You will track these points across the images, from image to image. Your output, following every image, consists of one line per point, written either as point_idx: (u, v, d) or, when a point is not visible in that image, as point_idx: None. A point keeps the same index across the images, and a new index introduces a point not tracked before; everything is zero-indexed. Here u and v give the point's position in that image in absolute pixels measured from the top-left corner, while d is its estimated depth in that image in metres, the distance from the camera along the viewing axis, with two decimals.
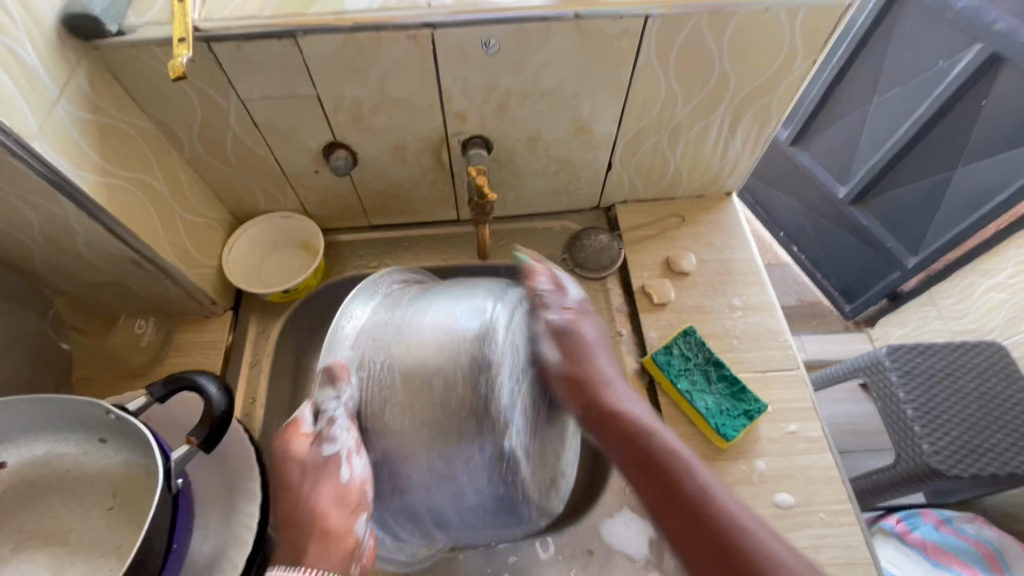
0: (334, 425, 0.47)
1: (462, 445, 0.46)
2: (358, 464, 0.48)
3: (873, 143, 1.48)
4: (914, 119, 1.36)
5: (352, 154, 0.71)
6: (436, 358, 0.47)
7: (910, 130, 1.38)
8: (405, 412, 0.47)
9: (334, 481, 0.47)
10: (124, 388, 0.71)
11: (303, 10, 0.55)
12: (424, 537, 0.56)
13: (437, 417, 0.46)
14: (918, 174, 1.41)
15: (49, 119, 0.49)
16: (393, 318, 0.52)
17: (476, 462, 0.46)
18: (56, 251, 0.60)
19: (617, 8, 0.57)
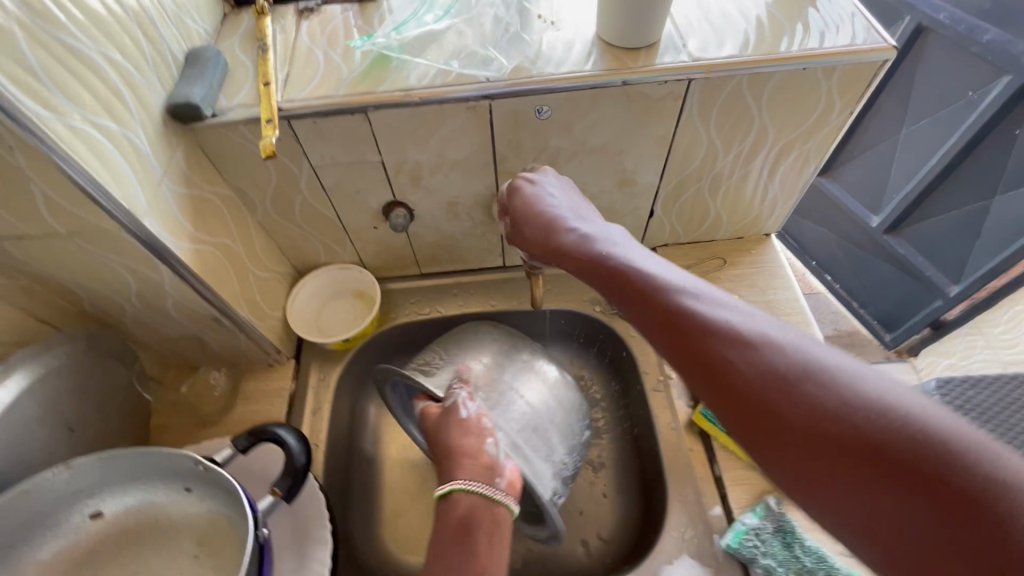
0: (458, 390, 0.65)
1: (542, 385, 0.70)
2: (472, 404, 0.64)
3: (906, 174, 1.48)
4: (946, 148, 1.36)
5: (409, 211, 0.76)
6: (507, 356, 0.72)
7: (943, 158, 1.37)
8: (504, 377, 0.69)
9: (461, 415, 0.62)
10: (197, 436, 0.74)
11: (374, 89, 0.61)
12: (556, 488, 0.65)
13: (525, 374, 0.70)
14: (956, 202, 1.38)
15: (155, 196, 0.54)
16: (454, 350, 0.71)
17: (551, 403, 0.69)
18: (147, 310, 0.65)
19: (663, 75, 0.60)
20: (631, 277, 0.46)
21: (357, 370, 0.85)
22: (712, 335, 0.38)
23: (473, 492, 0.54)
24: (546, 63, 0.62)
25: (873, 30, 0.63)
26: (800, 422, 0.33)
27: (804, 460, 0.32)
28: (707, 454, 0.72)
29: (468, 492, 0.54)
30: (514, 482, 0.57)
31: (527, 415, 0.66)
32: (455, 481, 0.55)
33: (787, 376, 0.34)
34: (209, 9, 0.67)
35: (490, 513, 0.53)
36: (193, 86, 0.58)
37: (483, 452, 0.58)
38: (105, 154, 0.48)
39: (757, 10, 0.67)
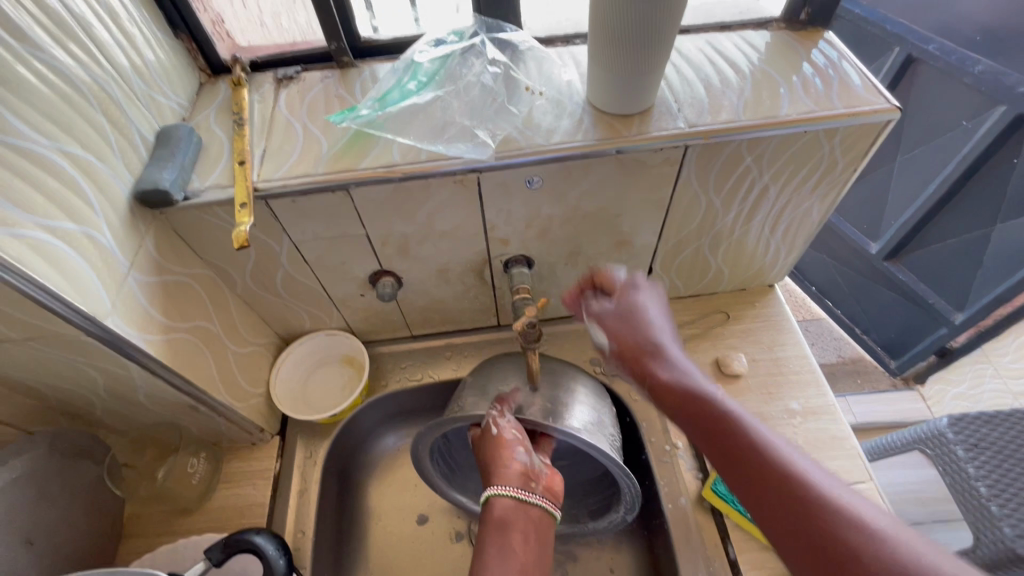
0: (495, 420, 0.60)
1: (572, 397, 0.63)
2: (506, 419, 0.60)
3: (902, 203, 1.45)
4: (942, 178, 1.32)
5: (397, 279, 0.72)
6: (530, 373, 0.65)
7: (939, 188, 1.33)
8: (537, 397, 0.62)
9: (497, 436, 0.59)
10: (174, 526, 0.70)
11: (354, 166, 0.58)
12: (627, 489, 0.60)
13: (552, 391, 0.63)
14: (955, 230, 1.34)
15: (120, 292, 0.50)
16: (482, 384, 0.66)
17: (587, 410, 0.62)
18: (117, 402, 0.60)
19: (658, 143, 0.58)
20: (645, 349, 0.52)
21: (347, 442, 0.81)
22: (732, 428, 0.44)
23: (506, 495, 0.55)
24: (535, 133, 0.59)
25: (879, 91, 0.60)
26: (805, 533, 0.37)
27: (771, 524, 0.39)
28: (720, 533, 0.67)
29: (500, 496, 0.56)
30: (550, 486, 0.58)
31: (590, 414, 0.62)
32: (494, 493, 0.55)
33: (797, 486, 0.39)
34: (184, 82, 0.65)
35: (525, 514, 0.55)
36: (162, 170, 0.55)
37: (519, 463, 0.57)
38: (60, 258, 0.44)
39: (752, 67, 0.64)
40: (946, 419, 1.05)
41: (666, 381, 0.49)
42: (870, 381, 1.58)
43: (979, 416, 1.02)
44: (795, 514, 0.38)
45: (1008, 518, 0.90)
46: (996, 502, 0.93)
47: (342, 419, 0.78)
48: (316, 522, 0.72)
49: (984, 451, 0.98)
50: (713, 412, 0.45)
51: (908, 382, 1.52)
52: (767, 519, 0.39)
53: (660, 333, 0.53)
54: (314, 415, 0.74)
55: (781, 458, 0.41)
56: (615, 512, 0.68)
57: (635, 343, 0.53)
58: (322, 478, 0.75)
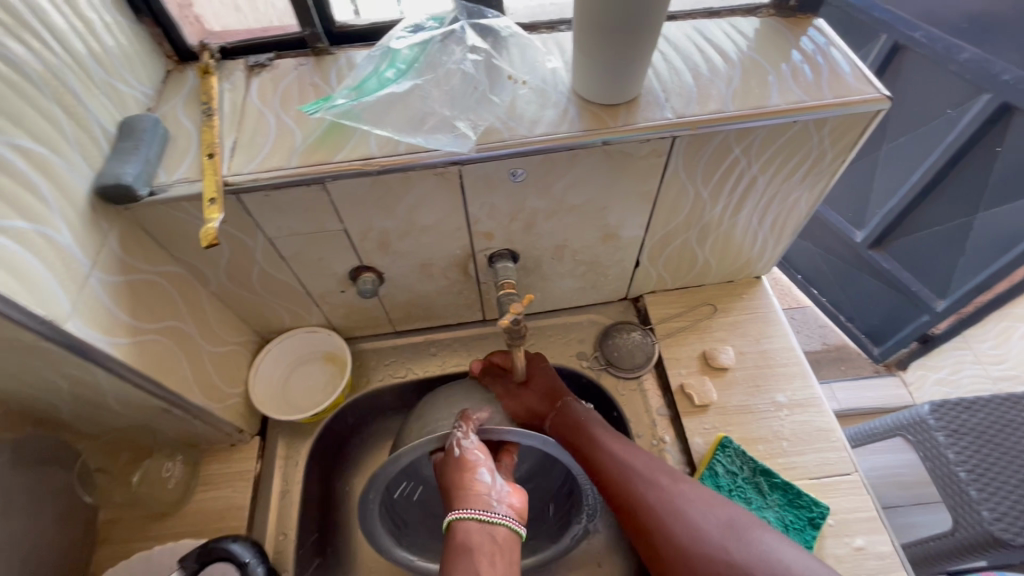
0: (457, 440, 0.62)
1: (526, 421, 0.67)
2: (469, 439, 0.61)
3: (886, 192, 1.45)
4: (926, 167, 1.32)
5: (378, 274, 0.70)
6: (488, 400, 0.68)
7: (923, 177, 1.33)
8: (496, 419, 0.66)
9: (459, 457, 0.60)
10: (151, 531, 0.68)
11: (330, 158, 0.55)
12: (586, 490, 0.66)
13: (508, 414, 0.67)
14: (938, 219, 1.34)
15: (81, 294, 0.48)
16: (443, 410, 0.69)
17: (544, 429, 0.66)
18: (85, 407, 0.58)
19: (645, 133, 0.56)
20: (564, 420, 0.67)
21: (330, 441, 0.79)
22: (598, 447, 0.63)
23: (468, 518, 0.56)
24: (518, 123, 0.57)
25: (868, 80, 0.59)
26: (641, 519, 0.57)
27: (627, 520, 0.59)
28: None
29: (463, 520, 0.56)
30: (515, 506, 0.59)
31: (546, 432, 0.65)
32: (455, 516, 0.56)
33: (643, 499, 0.58)
34: (148, 69, 0.61)
35: (489, 534, 0.55)
36: (125, 164, 0.52)
37: (480, 484, 0.58)
38: (14, 260, 0.42)
39: (740, 55, 0.63)
40: (928, 405, 1.04)
41: (570, 419, 0.67)
42: (854, 368, 1.60)
43: (960, 402, 1.03)
44: (638, 508, 0.58)
45: (987, 503, 0.92)
46: (975, 487, 0.94)
47: (324, 418, 0.76)
48: (299, 524, 0.71)
49: (964, 437, 0.99)
50: (588, 437, 0.64)
51: (890, 369, 1.56)
52: (626, 516, 0.59)
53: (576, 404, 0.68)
54: (295, 415, 0.72)
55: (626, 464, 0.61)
56: (577, 522, 0.72)
57: (557, 407, 0.68)
58: (304, 478, 0.74)
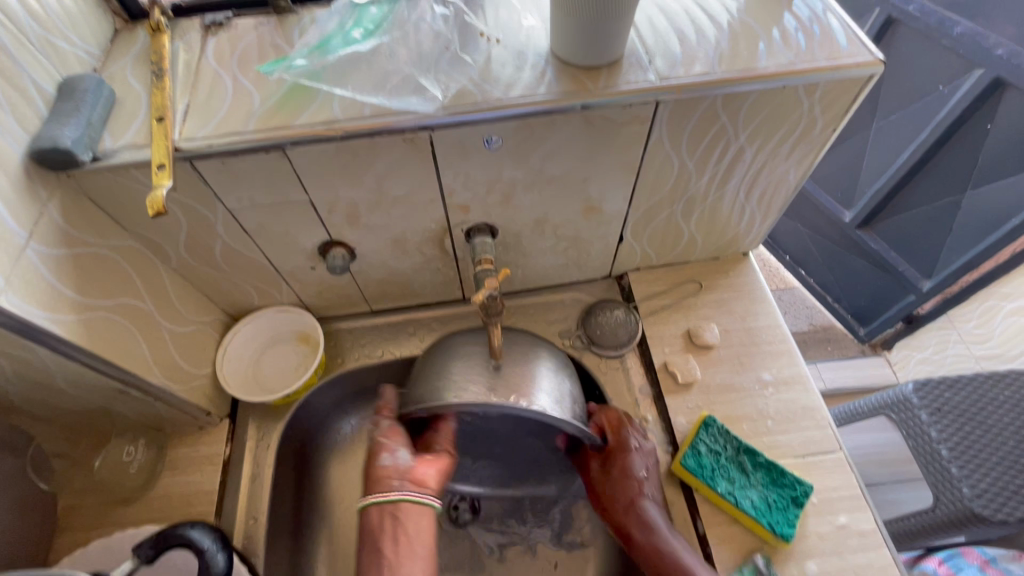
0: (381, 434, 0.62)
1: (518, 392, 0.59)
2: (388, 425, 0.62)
3: (875, 170, 1.43)
4: (917, 145, 1.30)
5: (350, 250, 0.67)
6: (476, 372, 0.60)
7: (913, 155, 1.31)
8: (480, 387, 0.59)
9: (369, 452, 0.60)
10: (115, 517, 0.65)
11: (290, 122, 0.51)
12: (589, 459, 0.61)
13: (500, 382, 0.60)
14: (925, 198, 1.33)
15: (16, 268, 0.44)
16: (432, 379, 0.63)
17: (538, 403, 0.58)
18: (33, 389, 0.55)
19: (626, 97, 0.53)
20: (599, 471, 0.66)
21: (304, 424, 0.76)
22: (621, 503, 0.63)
23: (377, 503, 0.54)
24: (492, 86, 0.53)
25: (860, 41, 0.57)
26: (658, 574, 0.58)
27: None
28: (689, 508, 0.65)
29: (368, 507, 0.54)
30: (422, 478, 0.57)
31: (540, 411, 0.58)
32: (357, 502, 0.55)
33: (660, 569, 0.58)
34: (94, 26, 0.57)
35: (388, 516, 0.53)
36: (64, 126, 0.48)
37: (382, 468, 0.57)
38: None
39: (729, 17, 0.60)
40: (911, 384, 1.05)
41: (601, 474, 0.66)
42: (840, 348, 1.60)
43: (943, 381, 1.03)
44: (656, 571, 0.58)
45: (968, 480, 0.93)
46: (956, 464, 0.95)
47: (297, 400, 0.73)
48: (270, 508, 0.68)
49: (947, 415, 1.00)
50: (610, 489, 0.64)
51: (876, 349, 1.57)
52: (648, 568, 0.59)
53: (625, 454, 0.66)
54: (264, 397, 0.69)
55: (644, 521, 0.61)
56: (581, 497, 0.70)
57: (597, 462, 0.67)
58: (276, 462, 0.71)
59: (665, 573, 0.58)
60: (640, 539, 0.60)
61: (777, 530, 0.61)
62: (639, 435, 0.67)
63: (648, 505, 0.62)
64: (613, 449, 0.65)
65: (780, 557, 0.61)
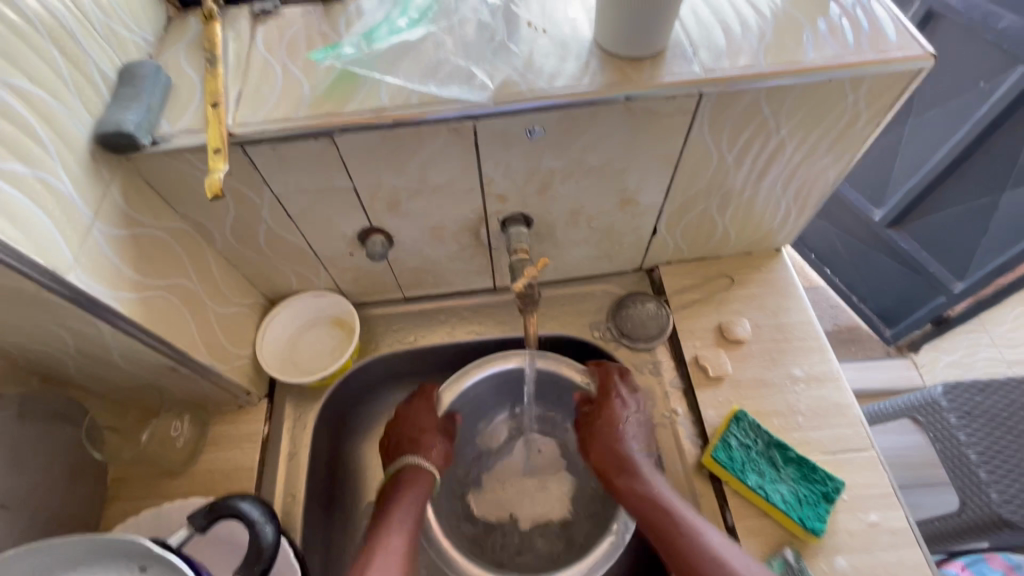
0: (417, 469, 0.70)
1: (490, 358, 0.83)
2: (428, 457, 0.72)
3: (909, 168, 1.39)
4: (953, 143, 1.27)
5: (388, 237, 0.68)
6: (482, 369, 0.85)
7: (948, 154, 1.28)
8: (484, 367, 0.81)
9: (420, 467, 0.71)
10: (161, 489, 0.68)
11: (339, 110, 0.53)
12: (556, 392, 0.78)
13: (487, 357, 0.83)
14: (955, 198, 1.31)
15: (83, 245, 0.46)
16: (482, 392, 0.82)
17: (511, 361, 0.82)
18: (90, 362, 0.57)
19: (670, 89, 0.53)
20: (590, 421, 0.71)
21: (338, 406, 0.78)
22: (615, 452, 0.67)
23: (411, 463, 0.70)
24: (537, 76, 0.54)
25: (910, 34, 0.55)
26: (646, 515, 0.62)
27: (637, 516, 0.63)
28: (718, 499, 0.66)
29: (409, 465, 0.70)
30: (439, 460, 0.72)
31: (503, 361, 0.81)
32: (412, 460, 0.70)
33: (650, 509, 0.62)
34: (149, 14, 0.58)
35: (404, 479, 0.69)
36: (127, 111, 0.50)
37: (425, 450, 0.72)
38: (12, 207, 0.40)
39: (775, 8, 0.59)
40: (941, 386, 1.04)
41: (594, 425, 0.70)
42: (863, 349, 1.51)
43: (975, 384, 1.02)
44: (644, 511, 0.62)
45: (997, 485, 0.92)
46: (986, 469, 0.94)
47: (333, 382, 0.75)
48: (306, 486, 0.70)
49: (977, 420, 0.99)
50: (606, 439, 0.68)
51: (901, 351, 1.48)
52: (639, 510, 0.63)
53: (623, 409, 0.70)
54: (302, 379, 0.71)
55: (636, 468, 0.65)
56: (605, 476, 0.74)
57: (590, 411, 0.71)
58: (312, 442, 0.73)
59: (672, 536, 0.59)
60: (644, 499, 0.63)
61: (807, 524, 0.61)
62: (631, 399, 0.70)
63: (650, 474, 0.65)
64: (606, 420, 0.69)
65: (809, 551, 0.61)
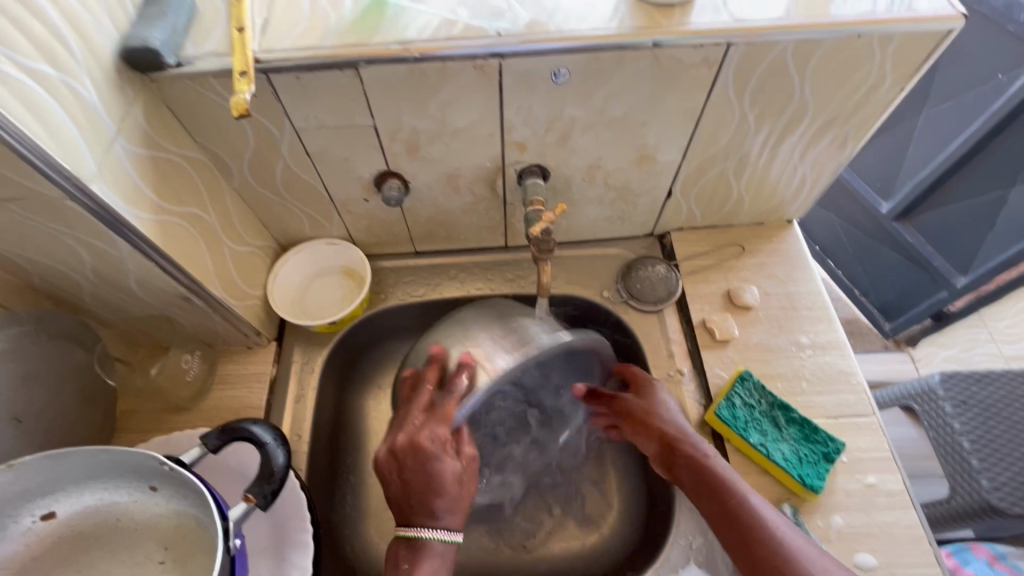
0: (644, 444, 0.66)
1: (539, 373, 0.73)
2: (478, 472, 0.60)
3: (885, 158, 1.34)
4: (967, 135, 1.14)
5: (404, 183, 0.68)
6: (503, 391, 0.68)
7: (964, 145, 1.15)
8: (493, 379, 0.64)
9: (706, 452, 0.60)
10: (169, 422, 0.69)
11: (365, 41, 0.52)
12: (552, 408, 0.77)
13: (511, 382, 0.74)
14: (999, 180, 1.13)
15: (106, 158, 0.46)
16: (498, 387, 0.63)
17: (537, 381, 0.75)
18: (106, 286, 0.57)
19: (697, 37, 0.53)
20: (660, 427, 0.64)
21: (345, 353, 0.79)
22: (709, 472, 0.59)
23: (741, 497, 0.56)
24: (565, 18, 0.54)
25: None
26: (708, 495, 0.58)
27: (715, 506, 0.57)
28: (720, 456, 0.67)
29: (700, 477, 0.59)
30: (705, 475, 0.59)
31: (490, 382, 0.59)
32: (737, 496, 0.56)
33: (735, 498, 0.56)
34: None
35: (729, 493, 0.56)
36: (152, 28, 0.49)
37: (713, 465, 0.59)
38: (39, 107, 0.40)
39: None
40: (938, 376, 1.05)
41: (672, 430, 0.63)
42: (861, 342, 1.47)
43: (970, 374, 1.04)
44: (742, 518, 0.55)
45: (987, 473, 0.94)
46: (977, 457, 0.96)
47: (342, 328, 0.76)
48: (313, 427, 0.71)
49: (971, 408, 1.01)
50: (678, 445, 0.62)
51: (899, 344, 1.45)
52: (720, 514, 0.56)
53: (676, 419, 0.64)
54: (311, 321, 0.71)
55: (728, 483, 0.57)
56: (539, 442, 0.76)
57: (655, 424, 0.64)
58: (319, 385, 0.74)
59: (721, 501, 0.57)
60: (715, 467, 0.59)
61: (806, 481, 0.62)
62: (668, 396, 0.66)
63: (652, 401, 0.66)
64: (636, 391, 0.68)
65: (807, 508, 0.63)
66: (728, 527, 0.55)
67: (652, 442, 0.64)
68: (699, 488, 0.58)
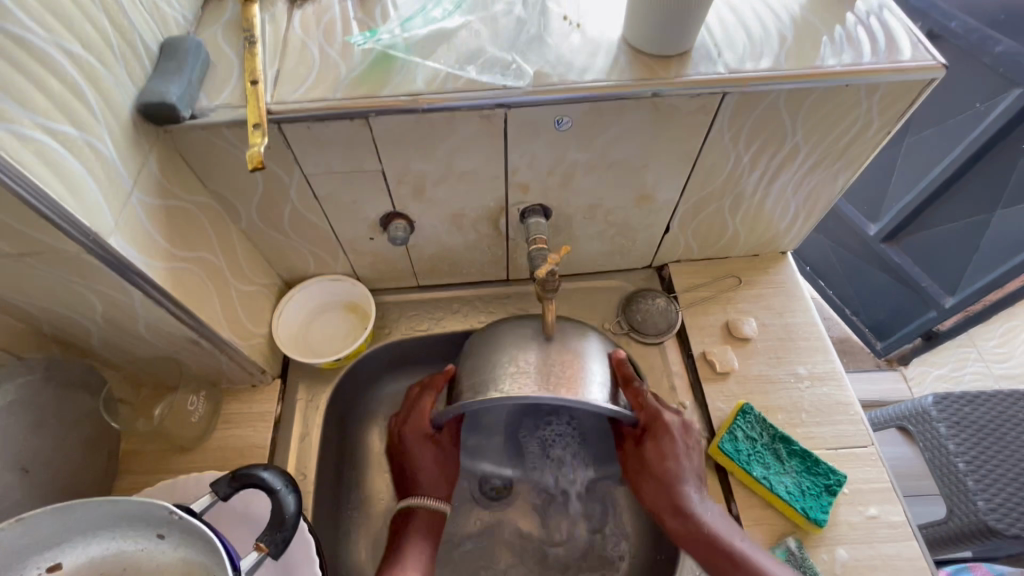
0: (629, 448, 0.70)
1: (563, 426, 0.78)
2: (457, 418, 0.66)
3: (872, 184, 1.38)
4: (950, 160, 1.17)
5: (409, 223, 0.69)
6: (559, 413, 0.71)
7: (947, 170, 1.18)
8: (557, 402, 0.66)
9: (681, 474, 0.65)
10: (173, 463, 0.68)
11: (375, 92, 0.54)
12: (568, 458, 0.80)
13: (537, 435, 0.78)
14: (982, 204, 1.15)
15: (123, 211, 0.47)
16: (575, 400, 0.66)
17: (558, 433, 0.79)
18: (115, 331, 0.58)
19: (694, 87, 0.55)
20: (642, 449, 0.67)
21: (350, 389, 0.79)
22: (676, 492, 0.64)
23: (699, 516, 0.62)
24: (567, 69, 0.56)
25: (923, 47, 0.58)
26: (673, 512, 0.63)
27: (678, 522, 0.63)
28: (724, 489, 0.68)
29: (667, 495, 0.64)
30: (670, 493, 0.64)
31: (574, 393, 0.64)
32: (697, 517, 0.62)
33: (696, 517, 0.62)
34: None
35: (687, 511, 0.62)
36: (169, 83, 0.51)
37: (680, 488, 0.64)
38: (60, 165, 0.41)
39: (795, 15, 0.61)
40: (931, 397, 1.07)
41: (654, 453, 0.66)
42: (855, 363, 1.49)
43: (963, 396, 1.06)
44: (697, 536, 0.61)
45: (984, 494, 0.94)
46: (973, 477, 0.97)
47: (347, 364, 0.76)
48: (318, 466, 0.71)
49: (966, 429, 1.02)
50: (653, 466, 0.66)
51: (892, 364, 1.47)
52: (680, 528, 0.62)
53: (666, 442, 0.66)
54: (317, 359, 0.71)
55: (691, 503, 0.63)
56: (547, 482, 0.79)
57: (642, 445, 0.67)
58: (324, 423, 0.74)
59: (682, 520, 0.62)
60: (682, 488, 0.64)
61: (810, 514, 0.63)
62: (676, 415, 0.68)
63: (655, 420, 0.66)
64: (647, 422, 0.67)
65: (811, 541, 0.63)
66: (688, 540, 0.61)
67: (632, 459, 0.69)
68: (664, 506, 0.64)
